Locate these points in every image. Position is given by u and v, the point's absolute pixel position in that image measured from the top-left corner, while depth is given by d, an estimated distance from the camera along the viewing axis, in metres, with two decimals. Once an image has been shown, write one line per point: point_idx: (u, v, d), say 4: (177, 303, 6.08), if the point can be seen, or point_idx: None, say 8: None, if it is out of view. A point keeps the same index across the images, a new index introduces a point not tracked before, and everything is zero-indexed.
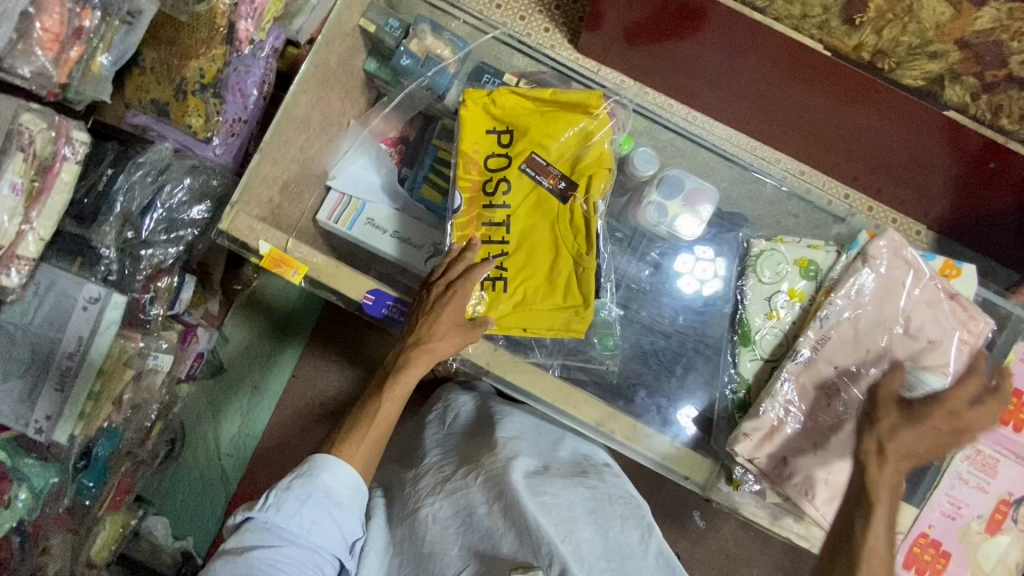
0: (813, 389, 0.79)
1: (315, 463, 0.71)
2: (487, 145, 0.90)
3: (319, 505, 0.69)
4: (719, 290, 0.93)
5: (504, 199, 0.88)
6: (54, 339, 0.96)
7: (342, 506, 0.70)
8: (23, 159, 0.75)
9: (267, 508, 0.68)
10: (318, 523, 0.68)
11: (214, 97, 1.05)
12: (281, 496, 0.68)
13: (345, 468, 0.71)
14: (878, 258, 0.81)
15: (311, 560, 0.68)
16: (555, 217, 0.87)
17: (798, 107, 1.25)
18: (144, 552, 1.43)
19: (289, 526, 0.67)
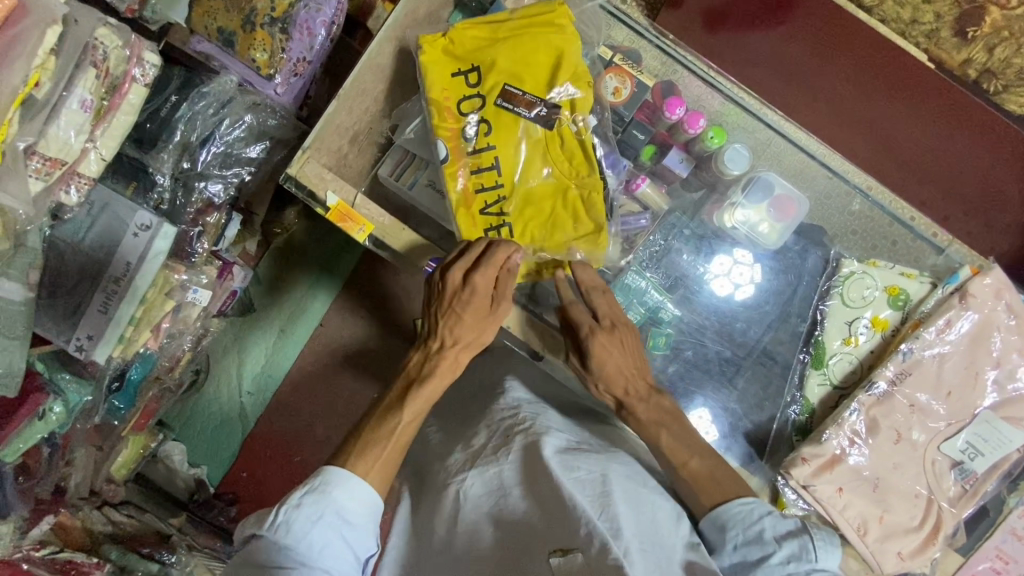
0: (882, 424, 0.76)
1: (327, 478, 0.66)
2: (456, 89, 0.84)
3: (332, 524, 0.64)
4: (751, 297, 0.91)
5: (488, 140, 0.83)
6: (102, 261, 0.94)
7: (355, 526, 0.65)
8: (96, 75, 0.73)
9: (275, 528, 0.62)
10: (330, 545, 0.63)
11: (281, 32, 1.02)
12: (291, 514, 0.63)
13: (358, 482, 0.66)
14: (977, 297, 0.78)
15: None
16: (544, 147, 0.84)
17: (872, 123, 1.18)
18: (160, 474, 1.43)
19: (299, 548, 0.62)
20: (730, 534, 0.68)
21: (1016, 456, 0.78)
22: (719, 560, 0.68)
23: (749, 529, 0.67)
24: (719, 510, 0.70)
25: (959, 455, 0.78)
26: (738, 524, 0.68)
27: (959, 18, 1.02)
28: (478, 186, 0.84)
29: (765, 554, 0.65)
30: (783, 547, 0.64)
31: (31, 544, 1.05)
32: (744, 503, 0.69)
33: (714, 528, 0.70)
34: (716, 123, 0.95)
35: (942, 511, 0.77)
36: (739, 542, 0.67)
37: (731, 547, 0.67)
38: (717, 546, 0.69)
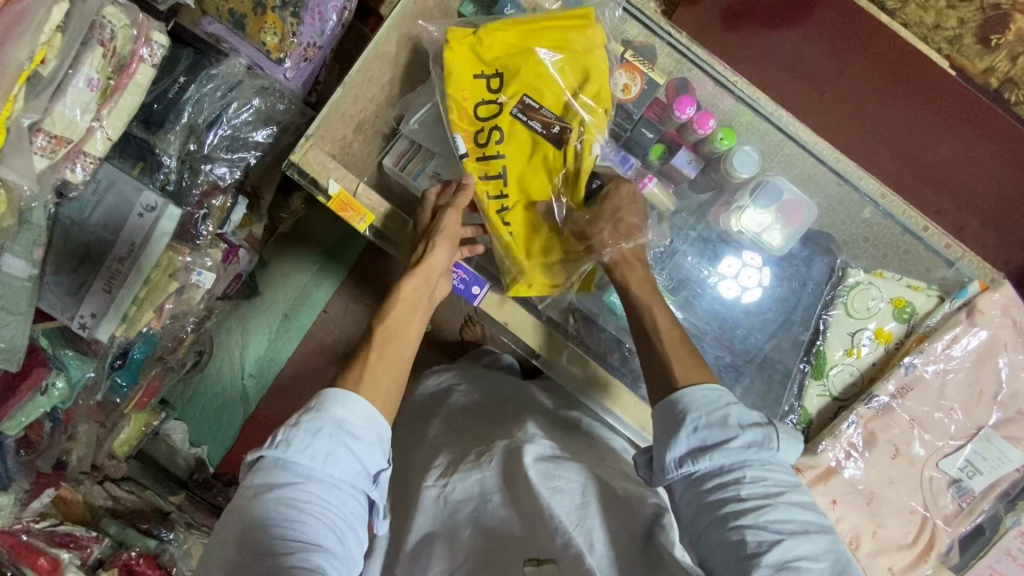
0: (880, 438, 0.76)
1: (324, 398, 0.65)
2: (476, 91, 0.85)
3: (334, 437, 0.62)
4: (761, 300, 0.89)
5: (504, 148, 0.85)
6: (107, 240, 0.94)
7: (359, 437, 0.64)
8: (102, 54, 0.73)
9: (276, 445, 0.62)
10: (334, 454, 0.62)
11: (292, 16, 1.05)
12: (291, 432, 0.62)
13: (356, 398, 0.65)
14: (984, 313, 0.77)
15: (334, 493, 0.61)
16: (558, 155, 0.85)
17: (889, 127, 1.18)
18: (161, 452, 1.45)
19: (303, 461, 0.61)
20: (690, 417, 0.65)
21: (1013, 475, 0.77)
22: (671, 441, 0.66)
23: (713, 414, 0.65)
24: (678, 393, 0.68)
25: (957, 473, 0.77)
26: (701, 407, 0.66)
27: (981, 25, 1.02)
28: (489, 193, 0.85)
29: (726, 439, 0.64)
30: (746, 434, 0.64)
31: (32, 515, 1.12)
32: (707, 390, 0.68)
33: (673, 411, 0.67)
34: (725, 124, 0.94)
35: (937, 528, 0.76)
36: (700, 426, 0.65)
37: (691, 431, 0.65)
38: (672, 428, 0.66)
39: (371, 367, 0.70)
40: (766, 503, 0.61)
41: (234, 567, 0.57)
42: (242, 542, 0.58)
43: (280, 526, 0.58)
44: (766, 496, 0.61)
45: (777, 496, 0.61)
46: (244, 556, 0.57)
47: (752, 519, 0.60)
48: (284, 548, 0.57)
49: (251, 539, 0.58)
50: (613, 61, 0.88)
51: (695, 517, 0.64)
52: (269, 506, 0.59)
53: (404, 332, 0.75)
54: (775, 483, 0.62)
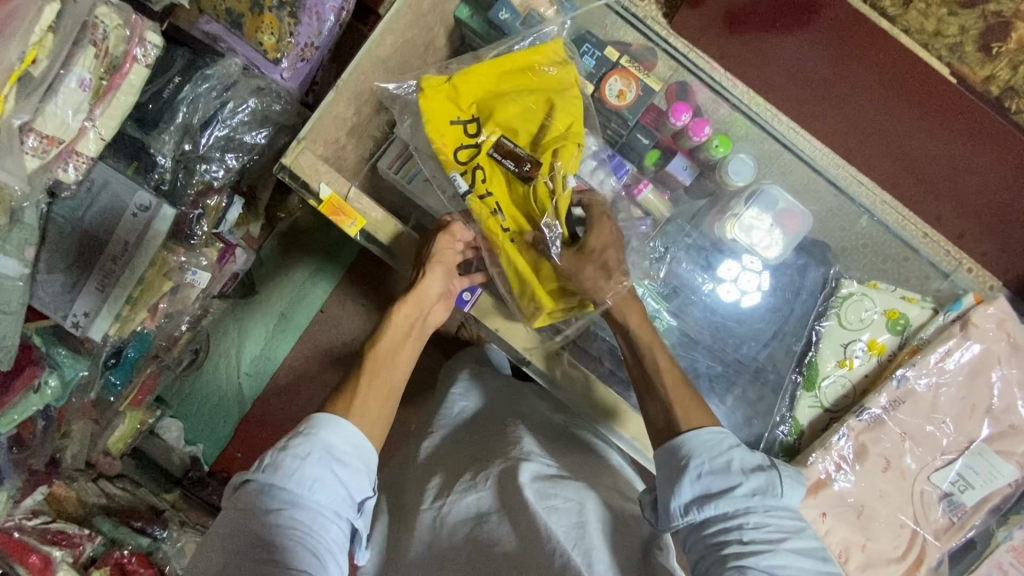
0: (871, 450, 0.75)
1: (315, 422, 0.64)
2: (453, 137, 0.83)
3: (321, 462, 0.62)
4: (758, 304, 0.89)
5: (491, 184, 0.83)
6: (101, 239, 0.94)
7: (346, 463, 0.64)
8: (95, 54, 0.73)
9: (263, 470, 0.61)
10: (320, 482, 0.61)
11: (289, 16, 1.04)
12: (279, 456, 0.62)
13: (346, 424, 0.65)
14: (978, 326, 0.77)
15: (317, 522, 0.61)
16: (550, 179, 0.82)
17: (886, 131, 1.18)
18: (157, 450, 1.44)
19: (289, 487, 0.60)
20: (694, 462, 0.66)
21: (1005, 490, 0.76)
22: (675, 488, 0.66)
23: (716, 460, 0.66)
24: (682, 438, 0.68)
25: (949, 486, 0.76)
26: (704, 452, 0.66)
27: (983, 32, 0.96)
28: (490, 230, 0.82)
29: (730, 485, 0.64)
30: (750, 480, 0.64)
31: (24, 513, 1.14)
32: (709, 433, 0.68)
33: (677, 455, 0.68)
34: (721, 131, 0.93)
35: (927, 543, 0.75)
36: (704, 472, 0.65)
37: (694, 477, 0.65)
38: (676, 472, 0.67)
39: (363, 393, 0.70)
40: (769, 548, 0.61)
41: None
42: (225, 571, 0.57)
43: (263, 555, 0.57)
44: (769, 541, 0.62)
45: (779, 542, 0.62)
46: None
47: (755, 564, 0.60)
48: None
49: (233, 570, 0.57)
50: (607, 67, 0.89)
51: (699, 562, 0.64)
52: (251, 533, 0.59)
53: (397, 357, 0.74)
54: (778, 528, 0.63)
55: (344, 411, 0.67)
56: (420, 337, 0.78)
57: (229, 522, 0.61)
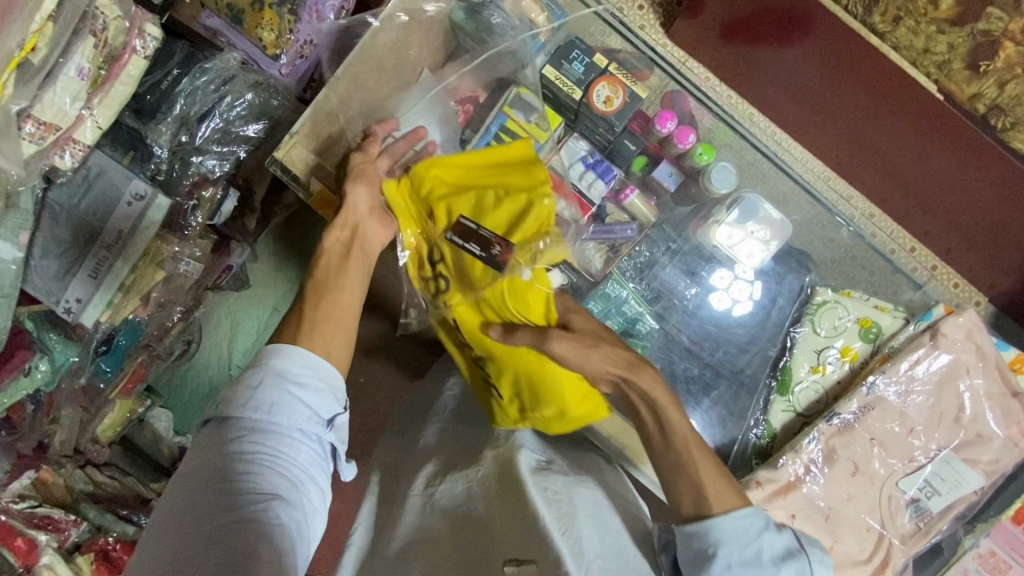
0: (840, 455, 0.77)
1: (268, 353, 0.67)
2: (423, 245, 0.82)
3: (282, 388, 0.64)
4: (749, 314, 0.90)
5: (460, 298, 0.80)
6: (96, 226, 0.95)
7: (308, 387, 0.66)
8: (95, 44, 0.74)
9: (227, 403, 0.64)
10: (282, 404, 0.64)
11: (289, 14, 1.06)
12: (237, 390, 0.64)
13: (299, 349, 0.67)
14: (946, 336, 0.79)
15: (283, 443, 0.63)
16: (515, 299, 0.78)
17: (876, 144, 1.21)
18: (146, 439, 1.46)
19: (252, 413, 0.63)
20: (723, 551, 0.66)
21: (971, 497, 0.78)
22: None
23: (747, 549, 0.66)
24: (712, 525, 0.67)
25: (916, 492, 0.78)
26: (733, 542, 0.66)
27: (972, 49, 0.96)
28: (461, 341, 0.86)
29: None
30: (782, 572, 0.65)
31: (10, 496, 1.16)
32: (739, 516, 0.68)
33: (704, 540, 0.67)
34: (706, 140, 0.94)
35: (893, 547, 0.77)
36: (734, 562, 0.65)
37: (725, 567, 0.65)
38: (704, 560, 0.66)
39: (314, 322, 0.72)
40: None
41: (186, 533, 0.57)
42: (194, 502, 0.59)
43: (232, 479, 0.59)
44: None
45: None
46: (196, 515, 0.58)
47: None
48: (237, 498, 0.58)
49: (204, 499, 0.58)
50: (595, 73, 0.90)
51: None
52: (214, 464, 0.60)
53: (338, 282, 0.77)
54: None
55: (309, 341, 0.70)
56: (363, 259, 0.79)
57: (193, 459, 0.62)
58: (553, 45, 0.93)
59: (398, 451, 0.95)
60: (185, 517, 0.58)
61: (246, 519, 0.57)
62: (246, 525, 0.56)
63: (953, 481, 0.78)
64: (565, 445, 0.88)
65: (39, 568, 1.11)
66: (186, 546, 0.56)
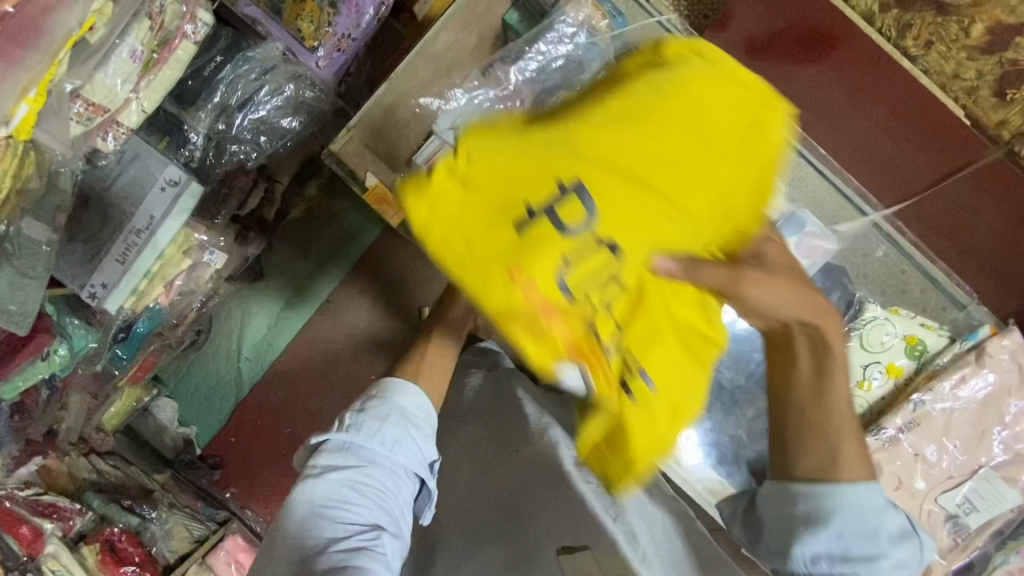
0: (884, 469, 0.80)
1: (387, 387, 0.69)
2: (546, 225, 0.42)
3: (400, 425, 0.67)
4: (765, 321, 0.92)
5: (624, 174, 0.44)
6: (125, 212, 0.92)
7: (418, 427, 0.68)
8: (150, 28, 0.74)
9: (346, 429, 0.65)
10: (400, 442, 0.66)
11: (329, 6, 1.06)
12: (359, 418, 0.66)
13: (416, 389, 0.70)
14: (991, 357, 0.83)
15: (390, 479, 0.65)
16: (714, 187, 0.47)
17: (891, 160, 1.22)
18: (149, 429, 1.43)
19: (370, 446, 0.64)
20: (840, 522, 0.60)
21: (1010, 515, 0.82)
22: (809, 536, 0.61)
23: (867, 522, 0.61)
24: (829, 492, 0.61)
25: (955, 508, 0.81)
26: (854, 514, 0.60)
27: (1002, 77, 1.07)
28: (571, 268, 0.44)
29: (873, 552, 0.61)
30: (894, 553, 0.61)
31: (18, 482, 1.10)
32: (865, 491, 0.61)
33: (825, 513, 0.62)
34: None
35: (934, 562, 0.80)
36: (847, 531, 0.60)
37: (836, 535, 0.60)
38: (816, 523, 0.61)
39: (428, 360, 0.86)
40: None
41: (292, 551, 0.59)
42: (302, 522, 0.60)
43: (343, 506, 0.62)
44: None
45: None
46: (306, 536, 0.60)
47: None
48: (345, 525, 0.61)
49: (314, 522, 0.60)
50: None
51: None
52: (328, 488, 0.62)
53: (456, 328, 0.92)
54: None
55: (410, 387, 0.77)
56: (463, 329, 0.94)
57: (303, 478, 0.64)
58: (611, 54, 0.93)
59: None
60: (294, 536, 0.60)
61: (354, 549, 0.59)
62: (354, 555, 0.59)
63: (997, 501, 0.81)
64: None
65: (44, 558, 1.02)
66: (298, 565, 0.58)
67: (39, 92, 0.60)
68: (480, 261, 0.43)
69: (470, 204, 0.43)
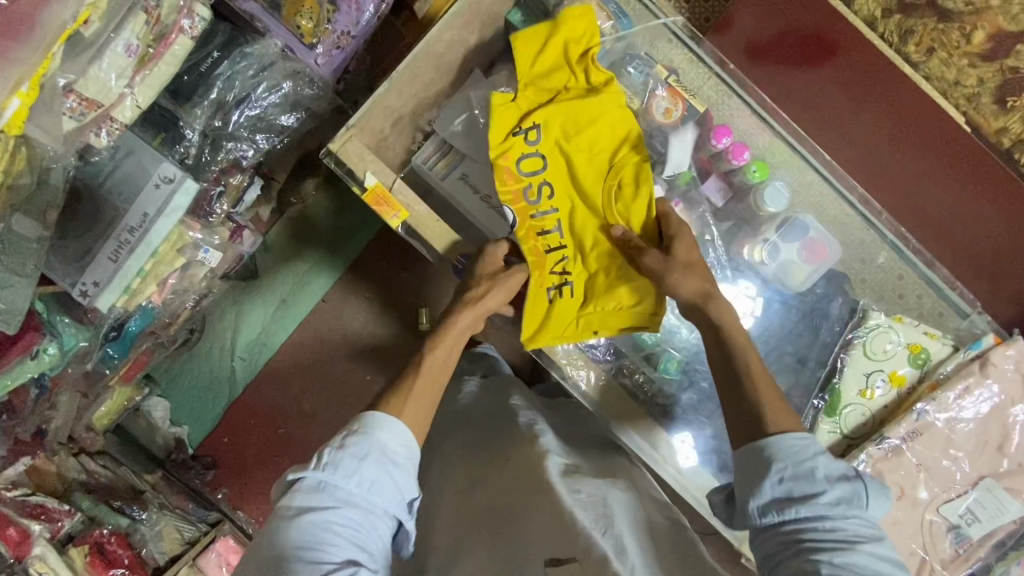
0: (887, 479, 0.80)
1: (369, 421, 0.65)
2: (515, 148, 0.89)
3: (379, 464, 0.63)
4: (766, 327, 0.91)
5: (563, 138, 0.88)
6: (118, 209, 0.90)
7: (400, 466, 0.65)
8: (146, 21, 0.72)
9: (323, 468, 0.62)
10: (377, 483, 0.62)
11: (328, 3, 1.04)
12: (337, 455, 0.62)
13: (400, 425, 0.66)
14: (993, 367, 0.83)
15: (367, 520, 0.62)
16: (598, 170, 0.88)
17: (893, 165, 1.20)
18: (140, 429, 1.41)
19: (346, 486, 0.61)
20: (777, 466, 0.64)
21: (1010, 526, 0.81)
22: (755, 488, 0.65)
23: (801, 464, 0.64)
24: (764, 443, 0.66)
25: (957, 518, 0.81)
26: (788, 458, 0.64)
27: (1001, 85, 1.12)
28: (523, 166, 0.89)
29: (814, 496, 0.62)
30: (834, 489, 0.63)
31: (4, 483, 1.07)
32: (795, 437, 0.66)
33: (756, 458, 0.66)
34: (761, 157, 0.95)
35: (934, 572, 0.80)
36: (785, 476, 0.64)
37: (777, 480, 0.64)
38: (756, 472, 0.65)
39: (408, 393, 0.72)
40: (847, 547, 0.60)
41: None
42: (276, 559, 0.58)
43: (315, 548, 0.58)
44: (847, 542, 0.60)
45: (857, 544, 0.60)
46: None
47: (827, 558, 0.59)
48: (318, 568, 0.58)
49: (290, 562, 0.58)
50: (656, 84, 0.92)
51: (767, 560, 0.65)
52: (302, 528, 0.59)
53: (450, 355, 0.78)
54: (856, 533, 0.61)
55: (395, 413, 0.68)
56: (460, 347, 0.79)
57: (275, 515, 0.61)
58: (614, 54, 0.94)
59: (425, 453, 0.94)
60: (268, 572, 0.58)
61: None
62: None
63: (999, 512, 0.81)
64: (598, 453, 0.88)
65: (31, 560, 1.01)
66: None
67: (32, 86, 0.58)
68: (513, 108, 0.90)
69: (502, 116, 0.90)
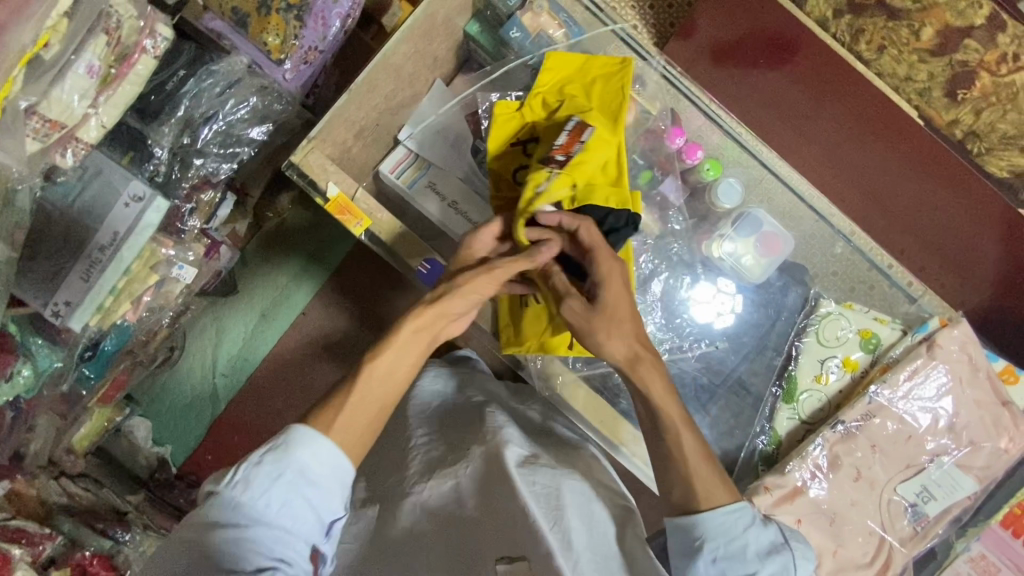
0: (844, 461, 0.82)
1: (291, 436, 0.62)
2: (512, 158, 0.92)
3: (294, 485, 0.61)
4: (731, 326, 0.95)
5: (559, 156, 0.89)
6: (88, 229, 0.91)
7: (318, 486, 0.62)
8: (107, 42, 0.74)
9: (234, 484, 0.60)
10: (291, 505, 0.60)
11: (295, 19, 1.06)
12: (250, 473, 0.60)
13: (323, 442, 0.62)
14: (943, 348, 0.85)
15: (279, 540, 0.60)
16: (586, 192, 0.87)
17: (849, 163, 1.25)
18: (122, 450, 1.40)
19: (257, 506, 0.59)
20: (709, 545, 0.67)
21: (965, 502, 0.84)
22: (690, 565, 0.68)
23: (732, 542, 0.67)
24: (697, 521, 0.67)
25: (914, 497, 0.83)
26: (719, 537, 0.67)
27: (951, 78, 1.13)
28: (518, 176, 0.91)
29: (746, 572, 0.66)
30: (763, 565, 0.67)
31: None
32: (724, 513, 0.67)
33: (692, 536, 0.68)
34: (714, 156, 0.98)
35: (894, 550, 0.82)
36: (719, 555, 0.66)
37: (710, 560, 0.66)
38: (690, 552, 0.68)
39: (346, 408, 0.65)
40: None
41: None
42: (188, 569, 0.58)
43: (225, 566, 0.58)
44: None
45: None
46: None
47: None
48: None
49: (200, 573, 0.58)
50: None
51: None
52: (213, 545, 0.58)
53: (400, 356, 0.69)
54: None
55: (329, 423, 0.64)
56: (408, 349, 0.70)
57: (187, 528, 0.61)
58: None
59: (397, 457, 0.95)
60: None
61: None
62: None
63: (953, 489, 0.84)
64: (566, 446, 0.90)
65: None
66: None
67: None
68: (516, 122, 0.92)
69: (505, 124, 0.92)
